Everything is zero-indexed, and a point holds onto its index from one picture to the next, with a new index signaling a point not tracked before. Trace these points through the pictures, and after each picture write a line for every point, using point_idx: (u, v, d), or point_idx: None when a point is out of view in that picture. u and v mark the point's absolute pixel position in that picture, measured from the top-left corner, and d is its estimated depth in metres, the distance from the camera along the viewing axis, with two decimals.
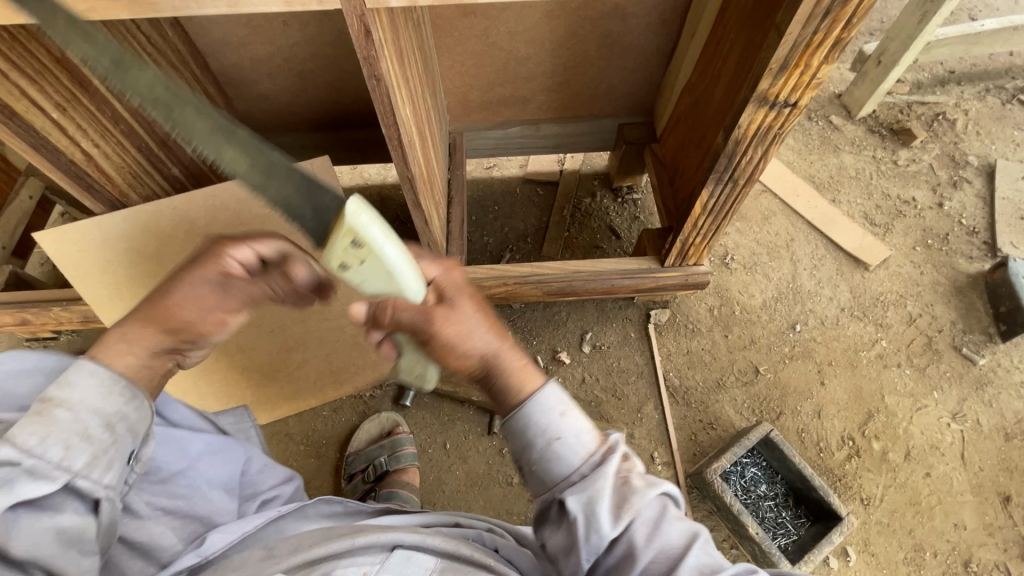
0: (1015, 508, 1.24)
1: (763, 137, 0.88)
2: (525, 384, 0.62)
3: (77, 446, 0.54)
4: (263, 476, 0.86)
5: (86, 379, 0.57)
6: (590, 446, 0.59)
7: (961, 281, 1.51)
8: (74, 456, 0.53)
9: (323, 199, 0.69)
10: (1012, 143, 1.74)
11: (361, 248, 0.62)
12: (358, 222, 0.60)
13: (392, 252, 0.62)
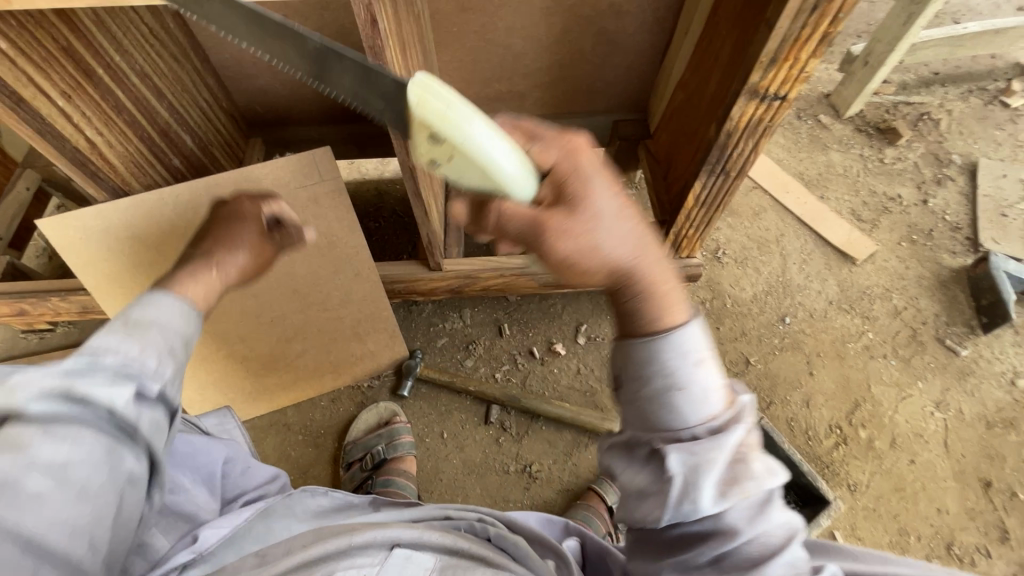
0: (995, 493, 1.28)
1: (753, 130, 0.91)
2: (654, 301, 0.55)
3: (168, 359, 0.56)
4: (248, 476, 0.87)
5: (170, 304, 0.62)
6: (718, 403, 0.53)
7: (944, 275, 1.55)
8: (166, 367, 0.56)
9: (384, 84, 0.69)
10: (994, 143, 1.79)
11: (439, 139, 0.59)
12: (426, 105, 0.58)
13: (466, 129, 0.57)
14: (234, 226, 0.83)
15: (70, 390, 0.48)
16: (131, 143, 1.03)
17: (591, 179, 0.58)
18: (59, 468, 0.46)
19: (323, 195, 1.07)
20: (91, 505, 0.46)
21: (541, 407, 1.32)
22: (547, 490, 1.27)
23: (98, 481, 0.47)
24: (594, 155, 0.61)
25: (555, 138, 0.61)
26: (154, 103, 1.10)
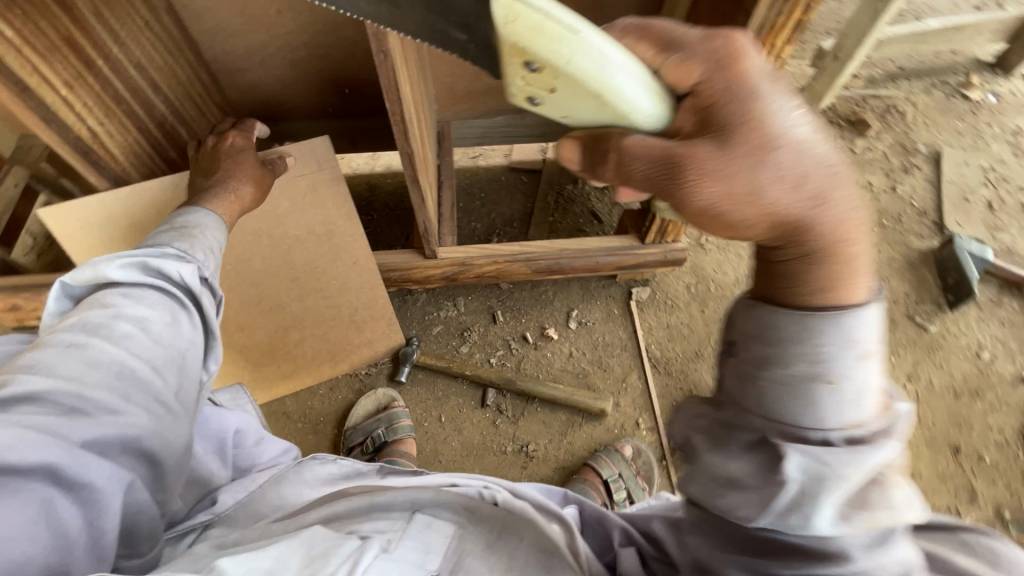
0: (964, 458, 1.35)
1: None
2: (826, 266, 0.49)
3: (210, 254, 0.79)
4: (260, 447, 0.95)
5: (207, 218, 0.84)
6: (870, 409, 0.48)
7: (913, 257, 1.64)
8: (209, 261, 0.78)
9: (462, 4, 0.56)
10: (956, 133, 1.90)
11: (544, 68, 0.48)
12: (522, 21, 0.45)
13: (587, 44, 0.46)
14: (235, 160, 0.94)
15: (145, 267, 0.70)
16: (130, 134, 1.06)
17: (753, 101, 0.49)
18: (142, 317, 0.65)
19: (320, 183, 1.08)
20: (168, 345, 0.66)
21: (536, 389, 1.36)
22: (544, 468, 1.31)
23: (170, 329, 0.67)
24: (754, 59, 0.50)
25: (699, 46, 0.51)
26: (150, 95, 1.11)
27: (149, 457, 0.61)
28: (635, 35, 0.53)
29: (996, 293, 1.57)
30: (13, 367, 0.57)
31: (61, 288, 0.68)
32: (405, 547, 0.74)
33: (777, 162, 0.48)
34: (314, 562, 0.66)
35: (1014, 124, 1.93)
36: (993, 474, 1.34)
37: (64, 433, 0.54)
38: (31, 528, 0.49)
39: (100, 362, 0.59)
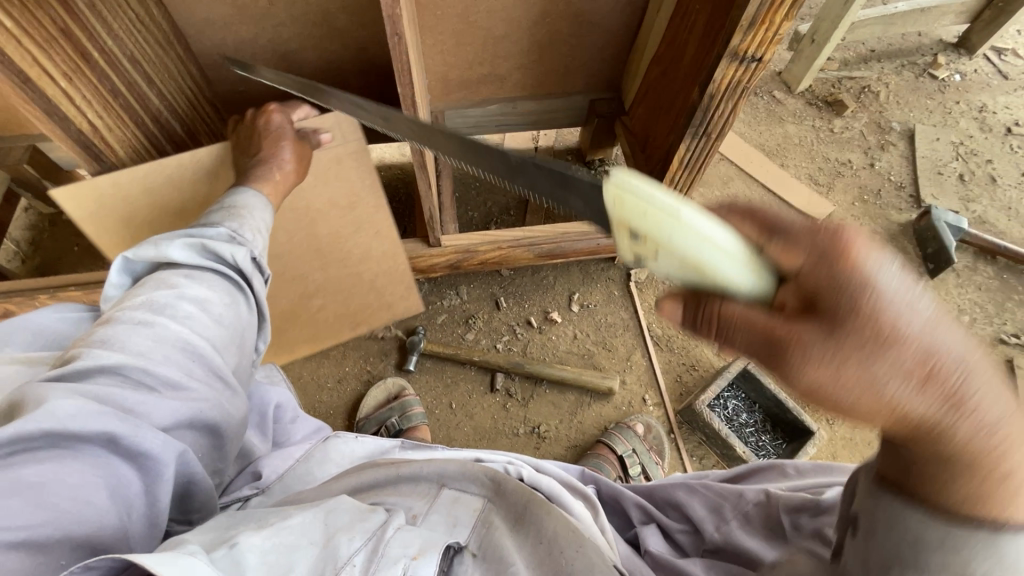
0: None
1: (733, 91, 1.01)
2: (952, 466, 0.49)
3: (258, 235, 0.83)
4: (295, 424, 0.99)
5: (255, 199, 0.86)
6: None
7: (895, 230, 1.72)
8: (258, 242, 0.83)
9: (581, 186, 0.62)
10: (926, 110, 1.98)
11: (646, 240, 0.51)
12: (629, 203, 0.50)
13: (685, 226, 0.47)
14: (275, 137, 0.93)
15: (203, 248, 0.77)
16: (128, 128, 1.04)
17: (871, 294, 0.44)
18: (201, 297, 0.72)
19: (346, 155, 1.06)
20: (224, 324, 0.74)
21: (544, 371, 1.38)
22: (557, 448, 1.34)
23: (226, 308, 0.75)
24: (869, 251, 0.45)
25: (808, 230, 0.48)
26: (145, 89, 1.08)
27: (206, 425, 0.67)
28: (735, 217, 0.51)
29: (972, 260, 1.65)
30: (89, 341, 0.63)
31: (125, 260, 0.76)
32: (432, 520, 0.76)
33: (904, 380, 0.45)
34: (337, 538, 0.66)
35: (979, 100, 2.03)
36: None
37: (132, 403, 0.60)
38: (95, 485, 0.54)
39: (165, 339, 0.66)
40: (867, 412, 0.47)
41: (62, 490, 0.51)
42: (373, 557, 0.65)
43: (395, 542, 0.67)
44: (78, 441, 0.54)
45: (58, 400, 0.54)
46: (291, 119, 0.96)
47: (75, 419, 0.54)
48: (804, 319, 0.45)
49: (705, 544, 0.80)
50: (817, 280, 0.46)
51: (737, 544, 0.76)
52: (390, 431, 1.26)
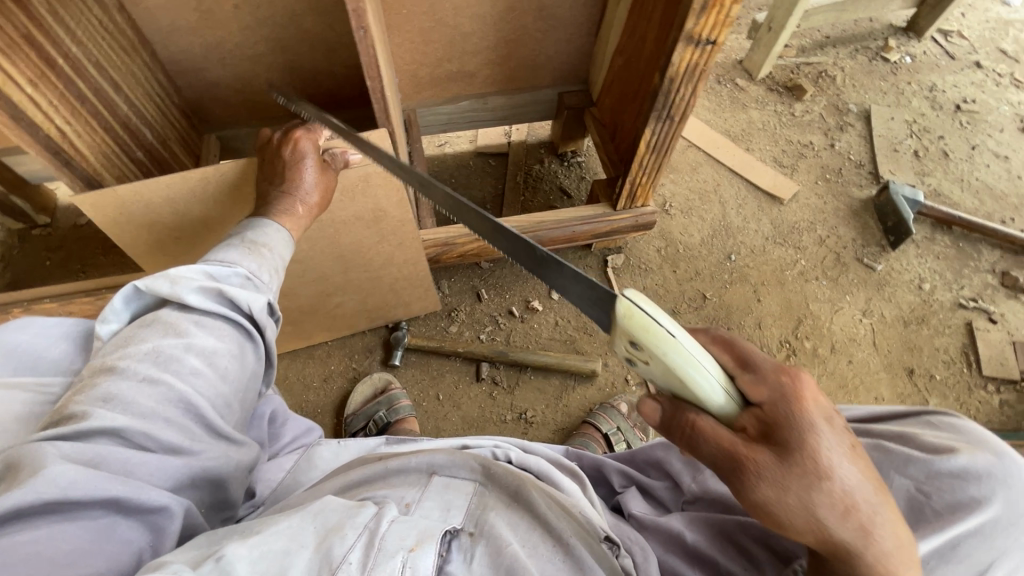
0: (918, 378, 1.48)
1: (691, 75, 1.05)
2: None
3: (273, 275, 0.86)
4: (286, 427, 0.98)
5: (276, 233, 0.90)
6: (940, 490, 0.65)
7: (857, 205, 1.79)
8: (273, 283, 0.86)
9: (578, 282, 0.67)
10: (881, 92, 2.07)
11: (642, 351, 0.54)
12: (636, 320, 0.53)
13: (681, 347, 0.52)
14: (298, 168, 0.93)
15: (220, 296, 0.76)
16: (99, 134, 1.04)
17: (819, 438, 0.49)
18: (209, 350, 0.72)
19: (375, 173, 1.07)
20: (229, 379, 0.73)
21: (528, 358, 1.40)
22: (544, 432, 1.36)
23: (233, 362, 0.74)
24: (823, 401, 0.51)
25: (778, 371, 0.53)
26: (112, 96, 1.08)
27: (207, 479, 0.67)
28: (714, 345, 0.57)
29: (929, 231, 1.73)
30: (91, 395, 0.63)
31: (134, 291, 0.75)
32: (426, 507, 0.75)
33: (837, 521, 0.49)
34: (330, 535, 0.63)
35: (930, 81, 2.12)
36: (943, 389, 1.47)
37: (130, 465, 0.60)
38: (93, 549, 0.53)
39: (168, 400, 0.66)
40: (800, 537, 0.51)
41: (60, 551, 0.51)
42: (370, 550, 0.62)
43: (390, 534, 0.64)
44: (79, 505, 0.54)
45: (54, 467, 0.53)
46: (316, 144, 0.96)
47: (74, 486, 0.54)
48: (762, 446, 0.50)
49: (684, 496, 0.85)
50: (774, 414, 0.51)
51: (712, 491, 0.82)
52: (379, 424, 1.27)
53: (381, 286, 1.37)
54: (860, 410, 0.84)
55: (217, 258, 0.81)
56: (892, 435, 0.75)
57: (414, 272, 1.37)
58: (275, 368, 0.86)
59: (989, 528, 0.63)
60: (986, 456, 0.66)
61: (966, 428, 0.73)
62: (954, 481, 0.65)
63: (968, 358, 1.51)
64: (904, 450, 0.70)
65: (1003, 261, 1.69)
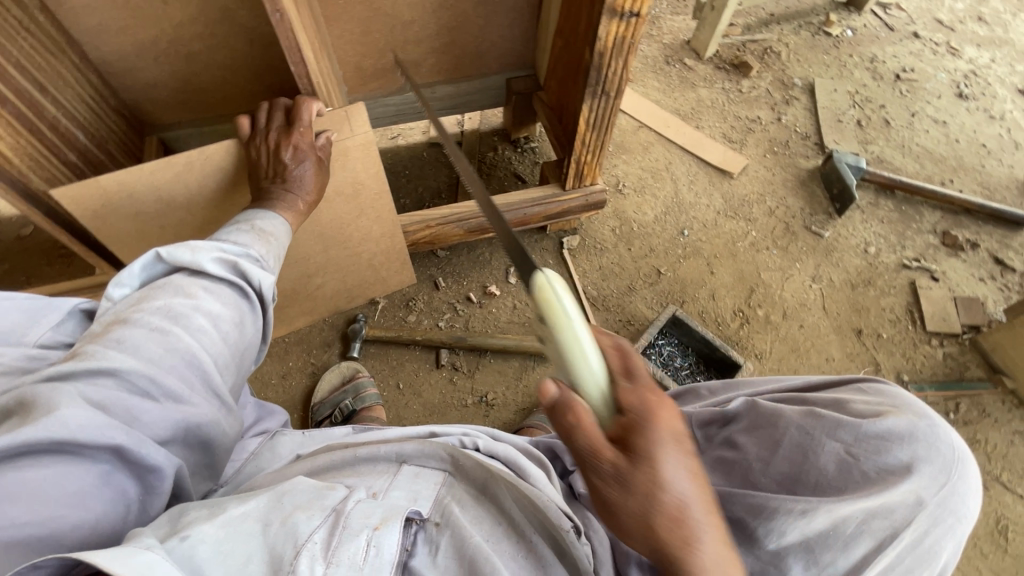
0: (866, 338, 1.53)
1: (619, 48, 1.07)
2: None
3: (275, 259, 0.88)
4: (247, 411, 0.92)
5: (281, 226, 0.92)
6: (883, 463, 0.64)
7: (804, 176, 1.83)
8: (276, 267, 0.89)
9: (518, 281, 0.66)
10: (824, 65, 2.12)
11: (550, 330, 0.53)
12: (548, 297, 0.53)
13: (577, 335, 0.51)
14: (298, 166, 0.95)
15: (234, 267, 0.80)
16: (21, 137, 1.00)
17: (668, 455, 0.49)
18: (215, 313, 0.74)
19: (354, 145, 1.09)
20: (230, 344, 0.75)
21: (486, 342, 1.41)
22: (505, 413, 1.38)
23: (235, 329, 0.77)
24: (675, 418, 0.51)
25: (650, 387, 0.52)
26: (37, 96, 1.02)
27: (198, 439, 0.68)
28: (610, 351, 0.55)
29: (873, 196, 1.79)
30: (103, 339, 0.65)
31: (153, 258, 0.77)
32: (394, 496, 0.68)
33: (669, 530, 0.49)
34: (294, 516, 0.57)
35: (870, 52, 2.18)
36: (891, 347, 1.52)
37: (136, 412, 0.60)
38: (95, 493, 0.54)
39: (177, 351, 0.67)
40: (631, 539, 0.51)
41: (56, 493, 0.51)
42: (334, 530, 0.57)
43: (355, 514, 0.60)
44: (84, 448, 0.55)
45: (68, 409, 0.54)
46: (310, 141, 0.97)
47: (83, 429, 0.54)
48: (617, 450, 0.50)
49: None
50: (632, 419, 0.50)
51: None
52: (345, 414, 1.27)
53: (335, 277, 1.36)
54: (792, 380, 0.84)
55: (226, 238, 0.85)
56: (826, 402, 0.74)
57: (367, 261, 1.37)
58: (268, 346, 0.88)
59: (915, 486, 0.63)
60: (910, 418, 0.67)
61: (895, 394, 0.74)
62: (880, 443, 0.65)
63: (912, 316, 1.56)
64: (835, 415, 0.68)
65: (944, 221, 1.75)
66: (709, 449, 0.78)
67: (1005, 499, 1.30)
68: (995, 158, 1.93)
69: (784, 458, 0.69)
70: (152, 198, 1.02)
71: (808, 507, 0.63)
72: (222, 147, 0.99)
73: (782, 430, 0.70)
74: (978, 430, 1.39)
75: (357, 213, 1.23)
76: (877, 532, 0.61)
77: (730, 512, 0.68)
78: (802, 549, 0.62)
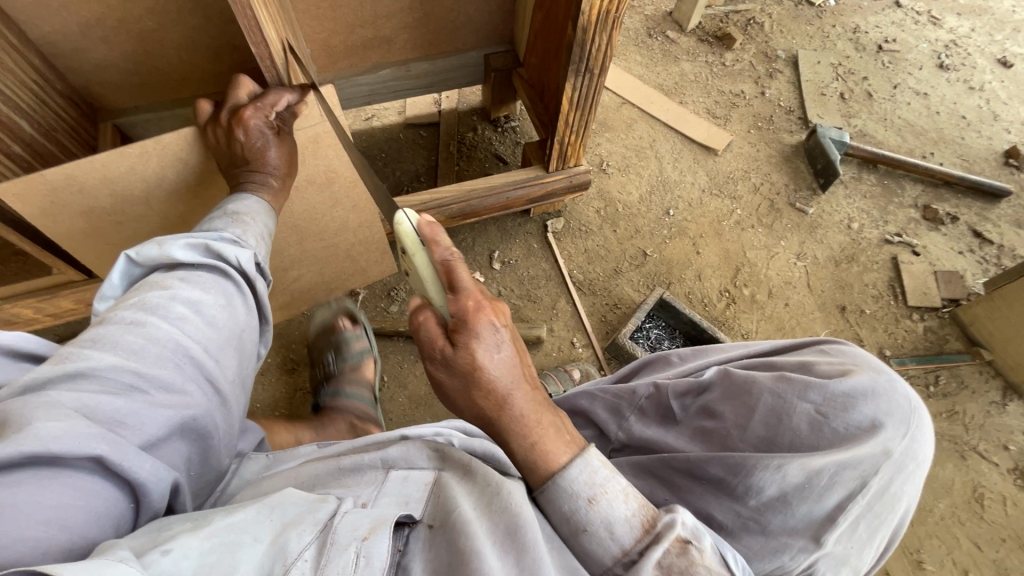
0: (850, 314, 1.54)
1: (603, 22, 1.02)
2: (532, 468, 0.62)
3: (260, 241, 0.84)
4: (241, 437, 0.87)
5: (256, 204, 0.87)
6: (845, 418, 0.59)
7: (788, 151, 1.82)
8: (260, 247, 0.84)
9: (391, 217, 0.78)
10: (807, 37, 2.09)
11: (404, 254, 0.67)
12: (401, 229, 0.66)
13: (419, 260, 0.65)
14: (263, 151, 0.87)
15: (206, 249, 0.75)
16: None
17: (478, 344, 0.61)
18: (195, 300, 0.70)
19: (325, 133, 1.02)
20: (218, 327, 0.71)
21: None
22: None
23: (222, 311, 0.73)
24: (488, 316, 0.62)
25: (474, 295, 0.62)
26: None
27: (197, 433, 0.65)
28: (438, 267, 0.64)
29: (856, 170, 1.78)
30: (79, 342, 0.61)
31: (127, 262, 0.74)
32: (384, 503, 0.61)
33: (486, 401, 0.62)
34: (287, 530, 0.54)
35: (853, 22, 2.15)
36: (873, 322, 1.53)
37: (119, 414, 0.56)
38: (79, 507, 0.50)
39: (160, 339, 0.64)
40: (462, 409, 0.64)
41: (44, 511, 0.47)
42: (323, 548, 0.53)
43: (344, 527, 0.56)
44: (66, 460, 0.50)
45: (46, 421, 0.50)
46: (268, 116, 0.86)
47: (58, 440, 0.49)
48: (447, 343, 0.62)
49: (613, 444, 0.77)
50: (456, 319, 0.61)
51: (639, 437, 0.73)
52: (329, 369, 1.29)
53: (311, 269, 1.31)
54: (763, 345, 0.77)
55: (201, 230, 0.80)
56: (792, 365, 0.68)
57: (344, 251, 1.32)
58: (271, 325, 0.84)
59: (884, 440, 0.57)
60: (870, 373, 0.61)
61: (855, 354, 0.68)
62: (848, 400, 0.59)
63: (895, 291, 1.58)
64: (803, 375, 0.62)
65: (925, 195, 1.75)
66: (687, 419, 0.70)
67: (982, 468, 1.34)
68: (974, 129, 1.93)
69: (760, 422, 0.62)
70: (105, 192, 0.94)
71: (783, 460, 0.58)
72: (180, 135, 0.91)
73: (755, 397, 0.64)
74: (957, 401, 1.42)
75: (332, 201, 1.17)
76: (848, 482, 0.56)
77: (711, 473, 0.62)
78: (780, 503, 0.58)
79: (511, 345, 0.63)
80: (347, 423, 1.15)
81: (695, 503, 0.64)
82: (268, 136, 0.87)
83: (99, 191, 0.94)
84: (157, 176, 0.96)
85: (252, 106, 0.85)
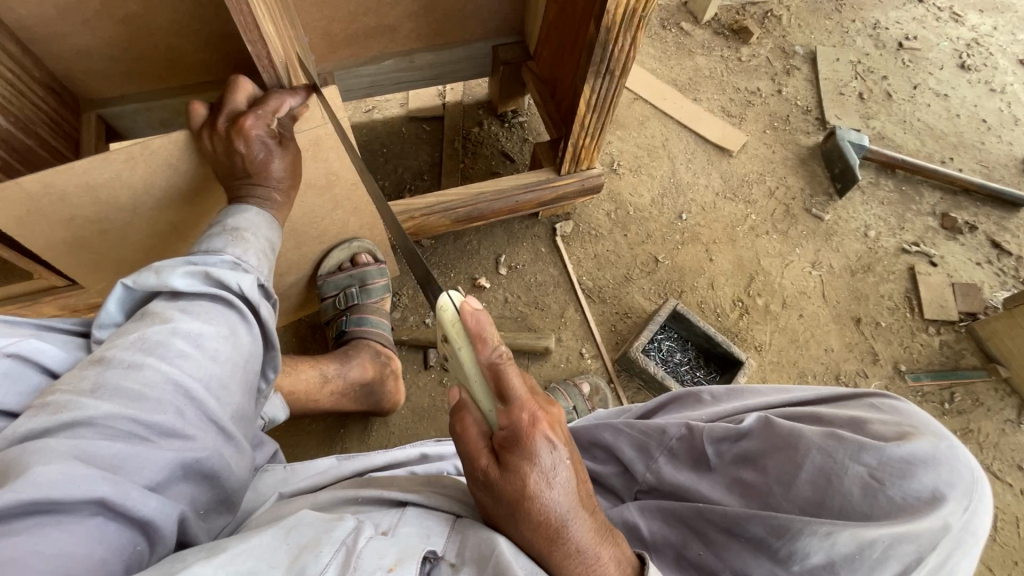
0: (865, 326, 1.50)
1: (629, 22, 0.95)
2: None
3: (263, 260, 0.79)
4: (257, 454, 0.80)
5: (257, 217, 0.82)
6: (904, 485, 0.57)
7: (805, 153, 1.75)
8: (262, 267, 0.78)
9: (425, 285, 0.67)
10: (826, 32, 2.00)
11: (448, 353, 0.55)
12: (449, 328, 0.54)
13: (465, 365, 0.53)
14: (266, 164, 0.82)
15: (207, 276, 0.69)
16: None
17: (529, 471, 0.51)
18: (197, 332, 0.64)
19: (327, 136, 0.95)
20: (223, 362, 0.64)
21: None
22: None
23: (226, 344, 0.66)
24: (543, 437, 0.52)
25: (528, 407, 0.52)
26: None
27: (204, 474, 0.59)
28: (485, 371, 0.52)
29: (874, 175, 1.73)
30: (74, 384, 0.55)
31: (123, 289, 0.68)
32: (405, 534, 0.56)
33: (534, 534, 0.52)
34: (304, 553, 0.49)
35: (873, 17, 2.07)
36: (888, 335, 1.49)
37: (119, 459, 0.51)
38: (81, 556, 0.45)
39: (155, 383, 0.57)
40: (504, 528, 0.56)
41: (47, 560, 0.43)
42: (344, 570, 0.48)
43: (367, 553, 0.50)
44: (68, 505, 0.46)
45: (44, 465, 0.46)
46: (270, 124, 0.79)
47: (57, 486, 0.45)
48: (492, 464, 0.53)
49: (639, 485, 0.73)
50: (507, 437, 0.52)
51: (669, 483, 0.69)
52: (348, 301, 1.23)
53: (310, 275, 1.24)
54: (802, 392, 0.75)
55: (201, 250, 0.74)
56: (843, 421, 0.66)
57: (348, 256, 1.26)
58: (280, 352, 0.76)
59: (944, 513, 0.56)
60: (931, 439, 0.60)
61: (908, 413, 0.67)
62: (907, 467, 0.58)
63: (911, 303, 1.54)
64: (857, 435, 0.60)
65: (943, 203, 1.70)
66: (722, 467, 0.66)
67: (996, 489, 1.31)
68: (995, 134, 1.87)
69: (808, 482, 0.59)
70: (88, 201, 0.87)
71: (832, 528, 0.55)
72: (172, 140, 0.83)
73: (803, 454, 0.61)
74: (972, 419, 1.39)
75: (332, 205, 1.10)
76: (904, 555, 0.54)
77: (751, 532, 0.59)
78: (827, 572, 0.55)
79: (567, 465, 0.53)
80: (375, 350, 1.20)
81: (733, 562, 0.60)
82: (269, 148, 0.81)
83: (81, 199, 0.86)
84: (146, 183, 0.89)
85: (253, 115, 0.77)
